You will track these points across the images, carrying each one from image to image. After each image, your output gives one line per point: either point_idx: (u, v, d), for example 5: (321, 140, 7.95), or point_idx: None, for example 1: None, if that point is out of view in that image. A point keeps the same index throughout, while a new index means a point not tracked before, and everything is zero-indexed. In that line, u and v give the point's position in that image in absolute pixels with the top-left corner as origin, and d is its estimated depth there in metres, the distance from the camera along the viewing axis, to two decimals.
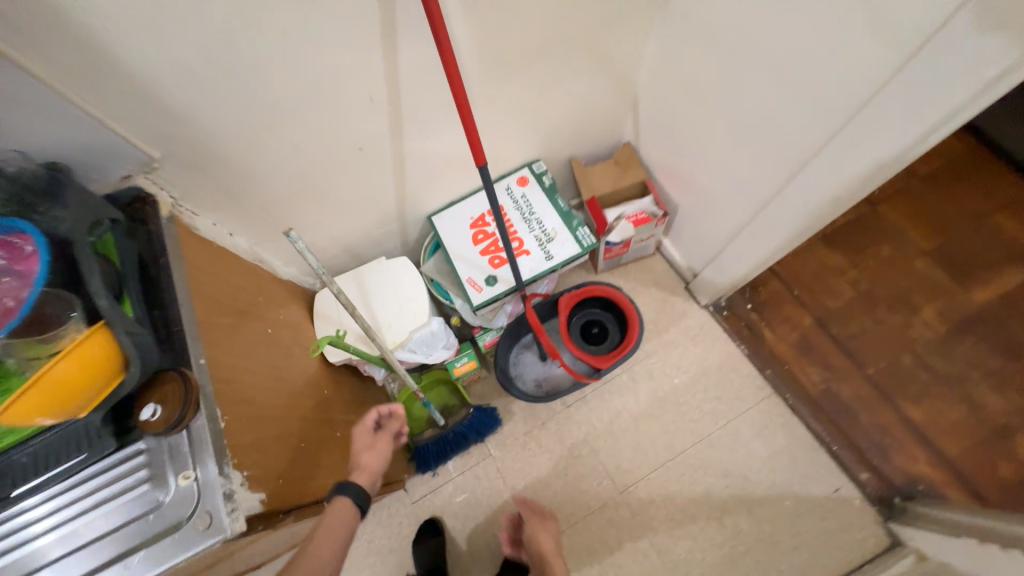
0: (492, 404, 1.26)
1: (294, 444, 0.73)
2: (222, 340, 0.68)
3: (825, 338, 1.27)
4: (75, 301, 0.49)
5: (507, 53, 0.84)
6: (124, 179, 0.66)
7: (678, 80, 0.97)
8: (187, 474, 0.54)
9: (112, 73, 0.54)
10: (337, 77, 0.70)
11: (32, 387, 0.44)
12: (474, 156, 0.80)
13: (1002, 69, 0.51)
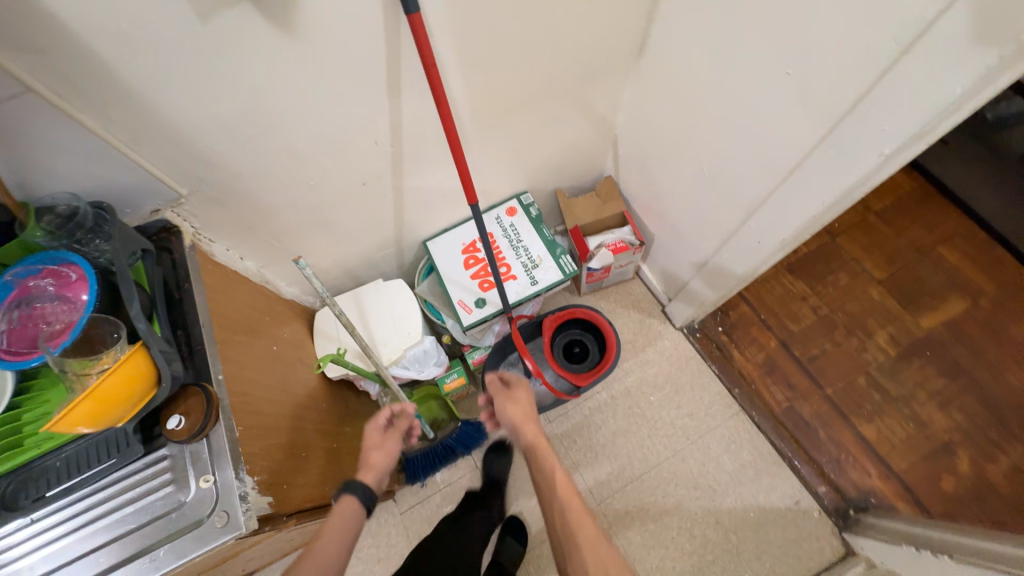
0: (479, 418, 1.33)
1: (297, 453, 0.80)
2: (235, 357, 0.75)
3: (789, 359, 1.38)
4: (119, 323, 0.57)
5: (498, 102, 0.94)
6: (153, 213, 0.73)
7: (651, 126, 1.09)
8: (207, 477, 0.61)
9: (155, 127, 0.63)
10: (347, 125, 0.79)
11: (83, 400, 0.51)
12: (467, 195, 0.90)
13: (901, 148, 0.63)
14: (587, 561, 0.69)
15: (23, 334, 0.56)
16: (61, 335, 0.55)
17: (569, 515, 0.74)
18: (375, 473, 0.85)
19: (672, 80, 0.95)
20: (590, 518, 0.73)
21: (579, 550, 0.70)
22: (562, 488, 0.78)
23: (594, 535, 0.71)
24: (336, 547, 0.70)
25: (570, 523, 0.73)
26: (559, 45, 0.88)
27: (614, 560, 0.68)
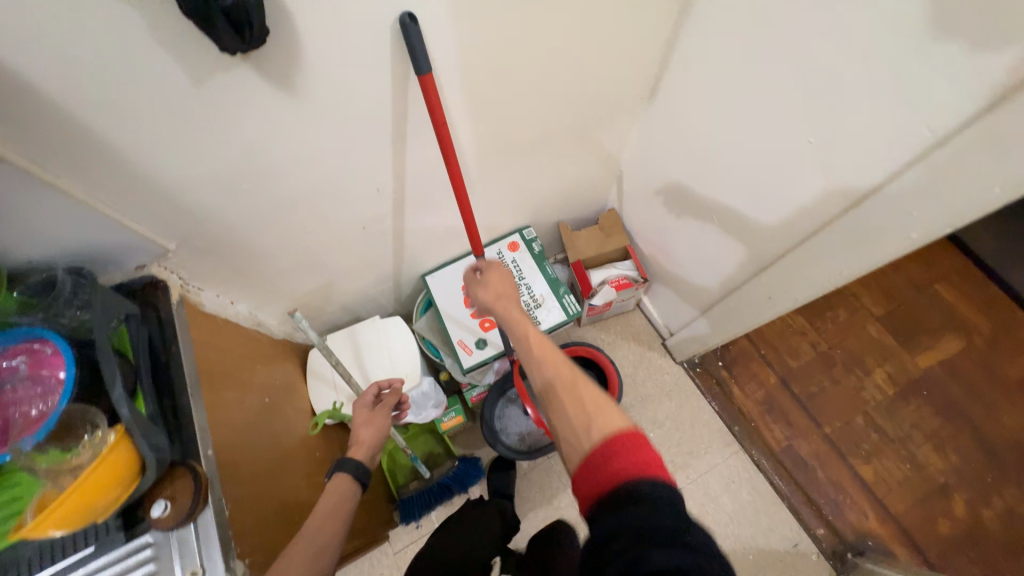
0: (476, 455, 1.30)
1: (289, 518, 0.76)
2: (225, 420, 0.71)
3: (789, 397, 1.37)
4: (96, 412, 0.52)
5: (504, 146, 0.91)
6: (138, 269, 0.69)
7: (659, 167, 1.06)
8: (195, 569, 0.56)
9: (140, 186, 0.58)
10: (347, 174, 0.75)
11: (64, 500, 0.47)
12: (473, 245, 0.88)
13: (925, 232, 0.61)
14: (567, 407, 0.59)
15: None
16: (37, 425, 0.50)
17: (544, 365, 0.65)
18: (367, 449, 0.84)
19: (680, 127, 0.93)
20: (567, 363, 0.64)
21: (560, 401, 0.61)
22: (542, 350, 0.67)
23: (574, 381, 0.62)
24: (333, 523, 0.70)
25: (548, 371, 0.64)
26: (569, 92, 0.86)
27: (594, 394, 0.60)
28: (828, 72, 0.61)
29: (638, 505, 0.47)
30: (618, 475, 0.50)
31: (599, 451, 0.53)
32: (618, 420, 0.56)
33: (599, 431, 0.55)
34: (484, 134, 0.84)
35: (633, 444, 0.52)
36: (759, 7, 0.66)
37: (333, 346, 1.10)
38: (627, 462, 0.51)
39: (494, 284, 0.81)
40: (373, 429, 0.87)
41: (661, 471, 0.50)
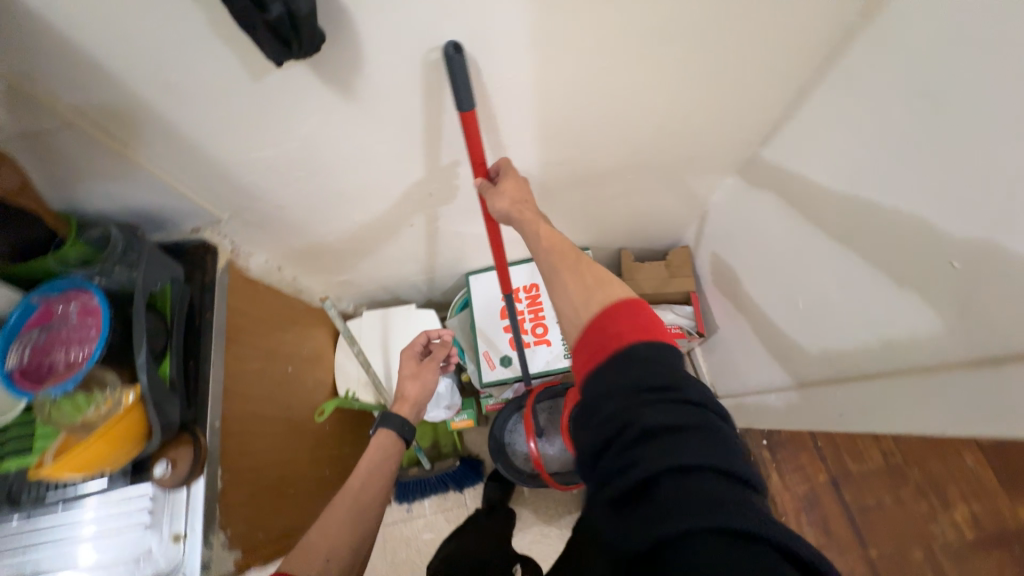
0: (479, 459, 1.31)
1: (284, 490, 0.80)
2: (243, 389, 0.74)
3: (836, 502, 1.09)
4: (109, 381, 0.55)
5: (574, 170, 0.82)
6: (193, 231, 0.72)
7: (748, 221, 0.92)
8: (178, 534, 0.60)
9: (197, 160, 0.59)
10: (399, 176, 0.72)
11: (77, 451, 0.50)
12: (502, 284, 0.85)
13: None
14: (569, 293, 0.53)
15: (34, 364, 0.55)
16: (66, 373, 0.54)
17: (550, 263, 0.57)
18: (413, 406, 0.88)
19: (785, 187, 0.78)
20: (573, 253, 0.57)
21: (562, 291, 0.54)
22: (554, 247, 0.58)
23: (576, 273, 0.54)
24: (374, 488, 0.76)
25: (551, 264, 0.57)
26: (659, 126, 0.74)
27: (599, 278, 0.53)
28: (1005, 187, 0.46)
29: (637, 364, 0.42)
30: (617, 338, 0.45)
31: (600, 318, 0.48)
32: (622, 291, 0.51)
33: (597, 302, 0.50)
34: (552, 156, 0.76)
35: (631, 312, 0.47)
36: (929, 74, 0.50)
37: (366, 324, 1.13)
38: (624, 326, 0.46)
39: (512, 186, 0.64)
40: (419, 383, 0.90)
41: (659, 333, 0.46)
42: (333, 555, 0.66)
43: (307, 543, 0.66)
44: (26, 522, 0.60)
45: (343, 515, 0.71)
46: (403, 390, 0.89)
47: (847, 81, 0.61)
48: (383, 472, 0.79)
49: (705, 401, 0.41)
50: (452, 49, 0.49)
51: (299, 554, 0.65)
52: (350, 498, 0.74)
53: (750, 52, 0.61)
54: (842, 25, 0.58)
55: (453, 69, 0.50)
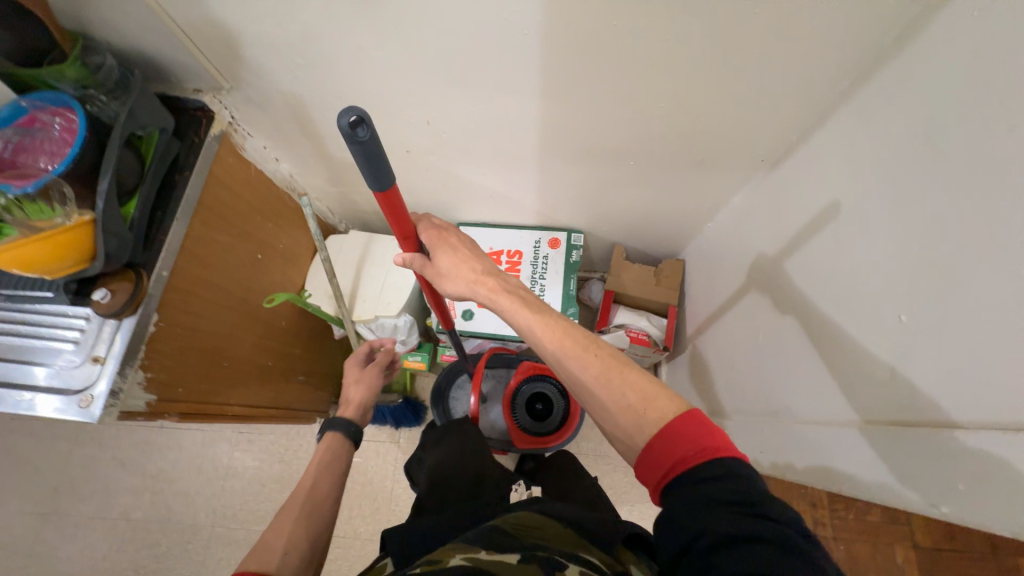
0: (423, 404, 1.35)
1: (220, 361, 0.84)
2: (205, 255, 0.78)
3: None
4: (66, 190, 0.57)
5: (578, 141, 0.81)
6: (195, 92, 0.74)
7: (741, 245, 0.89)
8: (98, 357, 0.63)
9: (204, 16, 0.61)
10: (400, 92, 0.72)
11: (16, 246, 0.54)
12: (443, 319, 0.88)
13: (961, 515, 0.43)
14: (609, 405, 0.52)
15: (9, 160, 0.58)
16: (32, 179, 0.57)
17: (568, 366, 0.55)
18: (357, 407, 0.89)
19: (782, 216, 0.75)
20: (595, 352, 0.54)
21: (600, 402, 0.53)
22: (564, 347, 0.55)
23: (607, 376, 0.52)
24: (326, 486, 0.74)
25: (576, 370, 0.54)
26: (670, 118, 0.72)
27: (635, 386, 0.51)
28: (971, 253, 0.43)
29: (710, 487, 0.42)
30: (682, 464, 0.45)
31: (657, 441, 0.46)
32: (670, 407, 0.48)
33: (651, 424, 0.48)
34: (555, 118, 0.75)
35: (689, 429, 0.46)
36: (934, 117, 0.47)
37: (349, 241, 1.16)
38: (684, 447, 0.45)
39: (453, 261, 0.63)
40: (364, 386, 0.93)
41: (727, 449, 0.44)
42: (294, 549, 0.63)
43: (265, 543, 0.63)
44: None
45: (298, 511, 0.68)
46: (347, 395, 0.91)
47: (866, 114, 0.58)
48: (333, 471, 0.77)
49: (789, 516, 0.40)
50: (360, 136, 0.41)
51: (257, 552, 0.61)
52: (303, 496, 0.71)
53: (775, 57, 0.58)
54: (876, 50, 0.55)
55: (361, 155, 0.43)
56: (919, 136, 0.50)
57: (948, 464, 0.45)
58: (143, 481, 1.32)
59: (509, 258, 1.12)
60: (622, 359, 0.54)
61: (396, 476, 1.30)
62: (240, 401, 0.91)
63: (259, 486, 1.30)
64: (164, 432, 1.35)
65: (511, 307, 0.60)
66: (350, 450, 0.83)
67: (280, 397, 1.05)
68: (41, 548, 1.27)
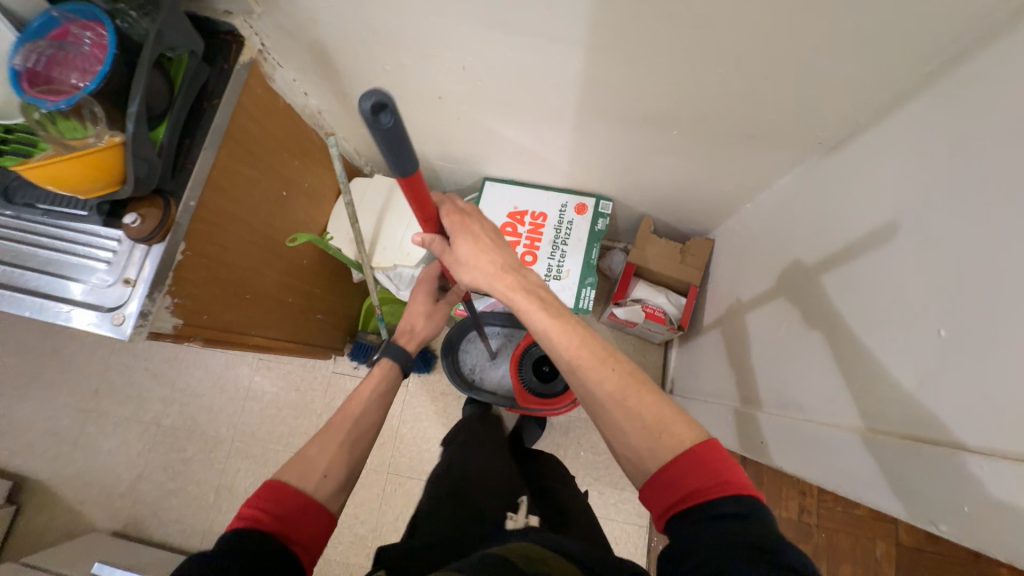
0: (434, 354, 1.39)
1: (243, 293, 0.86)
2: (231, 189, 0.78)
3: None
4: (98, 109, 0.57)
5: (619, 102, 0.75)
6: (225, 14, 0.71)
7: (779, 231, 0.84)
8: (129, 280, 0.65)
9: None
10: (436, 31, 0.68)
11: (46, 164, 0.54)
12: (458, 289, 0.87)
13: None
14: (623, 422, 0.56)
15: (40, 73, 0.57)
16: (65, 95, 0.56)
17: (587, 377, 0.59)
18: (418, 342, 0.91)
19: (829, 208, 0.70)
20: (613, 368, 0.58)
21: (616, 419, 0.57)
22: (579, 356, 0.60)
23: (624, 393, 0.57)
24: (370, 420, 0.77)
25: (594, 382, 0.59)
26: (723, 85, 0.66)
27: (650, 406, 0.56)
28: None
29: (727, 524, 0.45)
30: (697, 494, 0.48)
31: (673, 465, 0.51)
32: (685, 433, 0.53)
33: (667, 448, 0.53)
34: (598, 74, 0.70)
35: (707, 461, 0.50)
36: None
37: (374, 187, 1.14)
38: (701, 478, 0.49)
39: (473, 250, 0.64)
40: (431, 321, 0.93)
41: (743, 487, 0.48)
42: (333, 472, 0.66)
43: (306, 457, 0.67)
44: (17, 219, 0.68)
45: (344, 438, 0.72)
46: (412, 322, 0.92)
47: (952, 104, 0.51)
48: (377, 406, 0.79)
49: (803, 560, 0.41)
50: (384, 121, 0.40)
51: (299, 463, 0.66)
52: (350, 423, 0.74)
53: (856, 27, 0.51)
54: (980, 30, 0.48)
55: (388, 142, 0.42)
56: (1005, 135, 0.45)
57: (955, 483, 0.44)
58: (172, 393, 1.42)
59: (532, 221, 1.09)
60: (637, 376, 0.59)
61: (403, 417, 1.37)
62: (261, 332, 0.95)
63: (277, 410, 1.39)
64: (192, 350, 1.44)
65: (531, 309, 0.62)
66: (398, 382, 0.86)
67: (299, 332, 1.09)
68: (83, 439, 1.41)
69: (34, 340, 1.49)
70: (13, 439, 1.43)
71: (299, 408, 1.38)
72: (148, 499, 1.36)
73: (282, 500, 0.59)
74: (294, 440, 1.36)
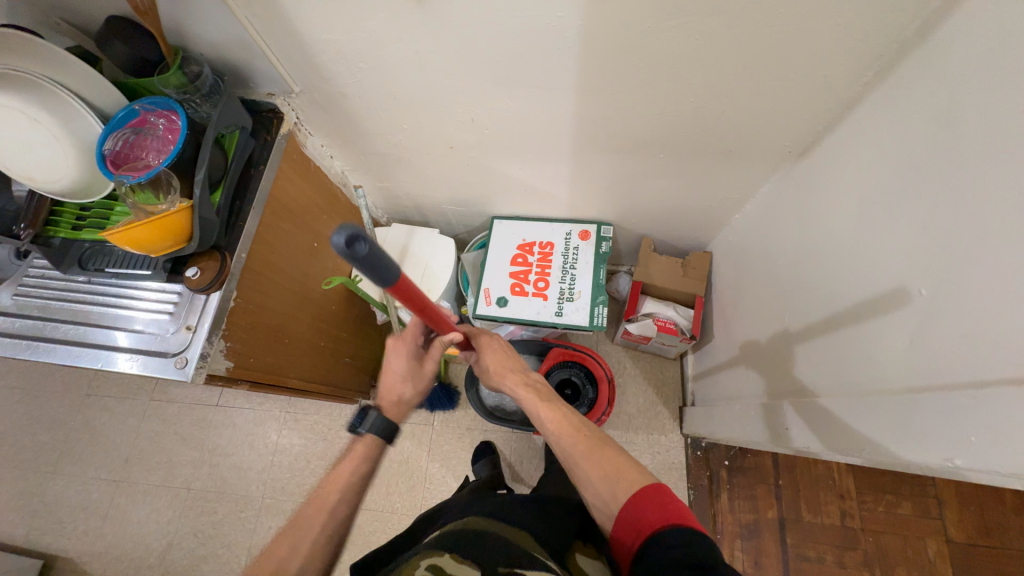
0: (456, 389, 1.42)
1: (282, 337, 0.93)
2: (274, 242, 0.87)
3: (775, 539, 1.18)
4: (176, 181, 0.68)
5: (611, 134, 0.86)
6: (269, 95, 0.84)
7: (769, 233, 0.92)
8: (190, 326, 0.73)
9: (286, 31, 0.71)
10: (447, 92, 0.80)
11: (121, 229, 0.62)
12: None
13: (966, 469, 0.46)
14: (591, 477, 0.66)
15: (122, 154, 0.69)
16: (143, 170, 0.68)
17: (565, 443, 0.72)
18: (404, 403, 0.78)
19: (807, 207, 0.79)
20: (585, 435, 0.71)
21: (585, 474, 0.67)
22: (560, 428, 0.74)
23: (591, 452, 0.68)
24: (347, 506, 0.68)
25: (568, 445, 0.71)
26: (697, 110, 0.77)
27: (615, 461, 0.66)
28: (980, 227, 0.47)
29: (674, 548, 0.50)
30: (650, 528, 0.55)
31: (626, 508, 0.59)
32: (639, 477, 0.62)
33: (624, 490, 0.61)
34: (588, 113, 0.81)
35: (655, 499, 0.57)
36: (952, 103, 0.51)
37: (391, 234, 1.25)
38: (652, 517, 0.56)
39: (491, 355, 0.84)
40: (415, 383, 0.78)
41: (684, 517, 0.55)
42: (308, 571, 0.63)
43: (272, 561, 0.62)
44: (89, 282, 0.77)
45: (319, 535, 0.65)
46: (395, 392, 0.78)
47: (885, 106, 0.62)
48: (354, 490, 0.70)
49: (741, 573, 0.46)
50: (359, 250, 0.42)
51: (267, 567, 0.61)
52: (322, 515, 0.67)
53: (799, 52, 0.62)
54: (897, 45, 0.58)
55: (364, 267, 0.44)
56: (936, 121, 0.54)
57: (949, 423, 0.48)
58: (202, 454, 1.43)
59: (540, 250, 1.17)
60: (607, 440, 0.70)
61: (431, 455, 1.38)
62: (297, 375, 1.01)
63: (305, 461, 1.40)
64: (221, 409, 1.47)
65: (525, 394, 0.80)
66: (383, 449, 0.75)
67: (330, 376, 1.15)
68: (113, 511, 1.41)
69: (67, 415, 1.52)
70: (44, 518, 1.42)
71: (328, 457, 1.39)
72: (180, 567, 1.34)
73: None
74: None
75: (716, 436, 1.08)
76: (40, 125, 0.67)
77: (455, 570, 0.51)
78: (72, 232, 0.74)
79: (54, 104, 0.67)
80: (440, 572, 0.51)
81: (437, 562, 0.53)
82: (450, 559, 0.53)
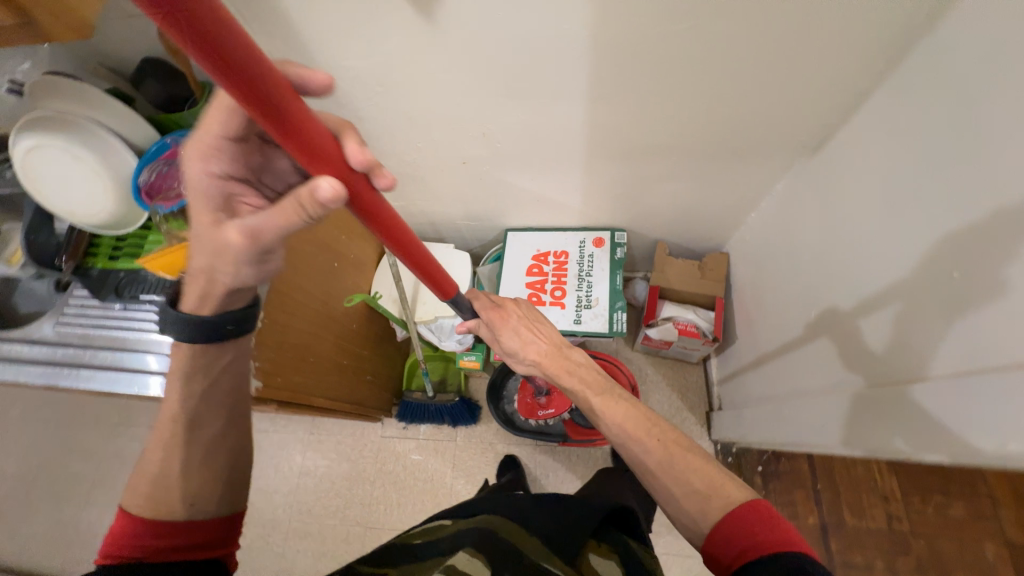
0: (477, 403, 1.42)
1: (307, 356, 0.95)
2: (298, 262, 0.89)
3: (818, 548, 1.13)
4: None
5: (622, 140, 0.87)
6: None
7: (788, 228, 0.91)
8: None
9: (307, 61, 0.75)
10: (460, 109, 0.82)
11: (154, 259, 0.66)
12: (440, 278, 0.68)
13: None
14: (673, 490, 0.62)
15: (156, 184, 0.72)
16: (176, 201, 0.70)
17: (634, 449, 0.67)
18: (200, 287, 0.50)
19: (826, 198, 0.79)
20: (659, 440, 0.66)
21: (665, 486, 0.63)
22: (626, 429, 0.69)
23: (671, 460, 0.64)
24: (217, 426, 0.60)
25: (638, 449, 0.67)
26: (706, 110, 0.78)
27: (700, 472, 0.62)
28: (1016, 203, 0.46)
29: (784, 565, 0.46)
30: (758, 545, 0.50)
31: (735, 518, 0.54)
32: (736, 494, 0.58)
33: (718, 509, 0.57)
34: (598, 120, 0.82)
35: (764, 517, 0.53)
36: (970, 82, 0.51)
37: None
38: (760, 534, 0.51)
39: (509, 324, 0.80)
40: (212, 261, 0.47)
41: (795, 542, 0.50)
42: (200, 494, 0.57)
43: (144, 487, 0.56)
44: (124, 309, 0.78)
45: (182, 462, 0.57)
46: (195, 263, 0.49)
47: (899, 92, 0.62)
48: (214, 406, 0.60)
49: None
50: None
51: (144, 493, 0.56)
52: (175, 435, 0.57)
53: (805, 43, 0.63)
54: (904, 31, 0.59)
55: None
56: (955, 102, 0.53)
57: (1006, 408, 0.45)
58: None
59: (555, 259, 1.18)
60: (685, 443, 0.66)
61: (455, 471, 1.37)
62: (322, 394, 1.02)
63: (330, 483, 1.39)
64: None
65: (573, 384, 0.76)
66: (225, 361, 0.60)
67: (353, 395, 1.16)
68: None
69: (98, 445, 1.56)
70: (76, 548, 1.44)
71: (353, 477, 1.39)
72: None
73: (135, 534, 0.52)
74: (351, 511, 1.35)
75: (748, 439, 1.05)
76: (82, 161, 0.71)
77: (465, 566, 0.51)
78: (109, 261, 0.78)
79: (94, 141, 0.71)
80: (450, 569, 0.51)
81: (451, 560, 0.52)
82: (462, 557, 0.53)
